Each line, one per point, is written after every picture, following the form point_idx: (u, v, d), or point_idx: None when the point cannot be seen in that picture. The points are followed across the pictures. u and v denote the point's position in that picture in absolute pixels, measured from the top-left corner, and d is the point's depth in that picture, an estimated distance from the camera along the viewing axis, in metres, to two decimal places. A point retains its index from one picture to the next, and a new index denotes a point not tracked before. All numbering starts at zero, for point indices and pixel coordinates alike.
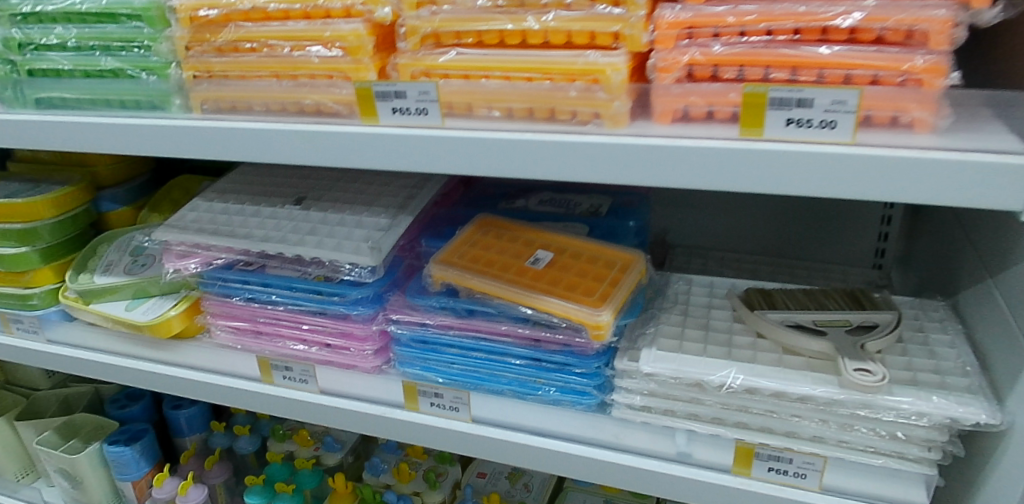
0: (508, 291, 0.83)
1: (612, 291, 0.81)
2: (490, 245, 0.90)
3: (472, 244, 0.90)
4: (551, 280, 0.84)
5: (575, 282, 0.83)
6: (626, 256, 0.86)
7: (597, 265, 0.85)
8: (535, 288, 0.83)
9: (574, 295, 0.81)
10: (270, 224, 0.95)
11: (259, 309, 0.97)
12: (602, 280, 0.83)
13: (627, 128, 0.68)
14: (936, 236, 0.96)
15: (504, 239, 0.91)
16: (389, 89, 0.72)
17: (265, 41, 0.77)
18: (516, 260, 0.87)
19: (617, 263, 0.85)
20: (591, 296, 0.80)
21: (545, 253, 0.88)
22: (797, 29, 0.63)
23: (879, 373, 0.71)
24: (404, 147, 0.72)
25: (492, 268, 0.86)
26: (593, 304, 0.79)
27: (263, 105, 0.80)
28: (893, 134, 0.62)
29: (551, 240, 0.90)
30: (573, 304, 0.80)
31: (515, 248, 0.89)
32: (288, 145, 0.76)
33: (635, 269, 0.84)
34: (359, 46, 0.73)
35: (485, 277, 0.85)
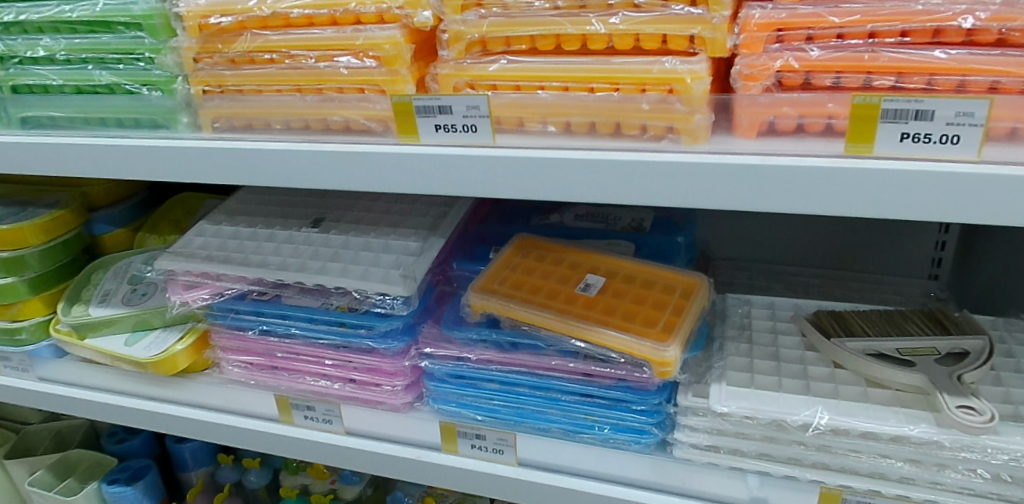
0: (559, 322, 0.74)
1: (677, 321, 0.73)
2: (531, 269, 0.81)
3: (511, 268, 0.82)
4: (606, 309, 0.75)
5: (633, 311, 0.75)
6: (686, 280, 0.78)
7: (655, 292, 0.77)
8: (590, 318, 0.74)
9: (635, 326, 0.73)
10: (287, 250, 0.87)
11: (275, 343, 0.88)
12: (664, 309, 0.74)
13: (707, 144, 0.60)
14: (1008, 244, 0.88)
15: (547, 261, 0.83)
16: (432, 103, 0.64)
17: (287, 51, 0.68)
18: (563, 286, 0.79)
19: (676, 289, 0.77)
20: (654, 327, 0.72)
21: (594, 277, 0.79)
22: (906, 31, 0.56)
23: (987, 412, 0.63)
24: (449, 168, 0.64)
25: (537, 295, 0.77)
26: (659, 337, 0.71)
27: (284, 122, 0.71)
28: (1019, 149, 0.55)
29: (599, 261, 0.82)
30: (635, 337, 0.71)
31: (560, 272, 0.81)
32: (315, 167, 0.68)
33: (699, 295, 0.76)
34: (396, 55, 0.65)
35: (532, 307, 0.76)
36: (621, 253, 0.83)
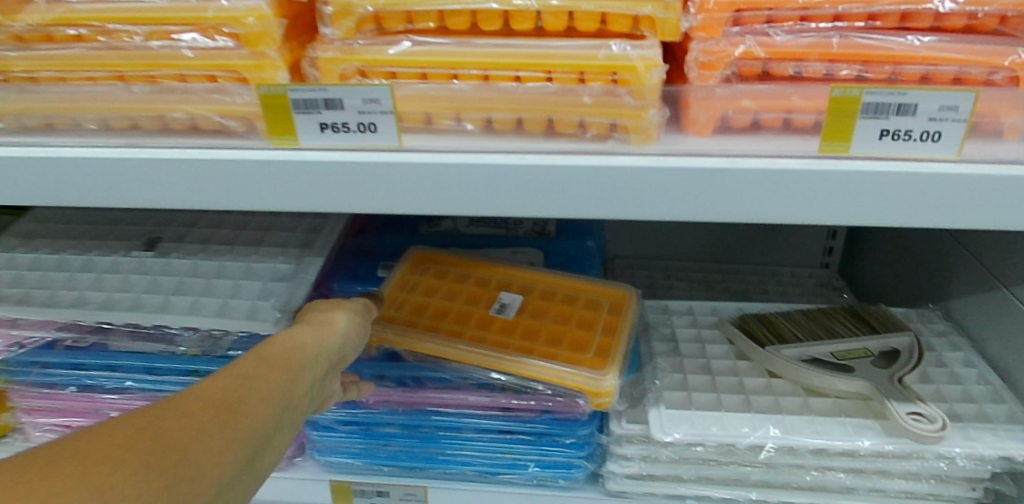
0: (474, 350, 0.62)
1: (610, 343, 0.64)
2: (434, 290, 0.69)
3: (409, 290, 0.69)
4: (527, 333, 0.65)
5: (559, 334, 0.65)
6: (611, 293, 0.70)
7: (579, 309, 0.68)
8: (509, 345, 0.63)
9: (564, 353, 0.63)
10: (113, 283, 0.68)
11: (102, 399, 0.69)
12: (593, 329, 0.65)
13: (659, 145, 0.50)
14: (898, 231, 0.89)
15: (451, 280, 0.71)
16: (314, 96, 0.49)
17: (102, 26, 0.50)
18: (473, 308, 0.67)
19: (603, 304, 0.69)
20: (585, 353, 0.63)
21: (509, 295, 0.69)
22: (873, 14, 0.50)
23: (939, 420, 0.60)
24: (339, 180, 0.50)
25: (444, 322, 0.66)
26: (593, 362, 0.62)
27: (100, 121, 0.53)
28: (984, 146, 0.51)
29: (510, 276, 0.72)
30: (566, 364, 0.61)
31: (468, 292, 0.69)
32: (153, 181, 0.51)
33: (628, 310, 0.68)
34: (262, 32, 0.50)
35: (440, 336, 0.64)
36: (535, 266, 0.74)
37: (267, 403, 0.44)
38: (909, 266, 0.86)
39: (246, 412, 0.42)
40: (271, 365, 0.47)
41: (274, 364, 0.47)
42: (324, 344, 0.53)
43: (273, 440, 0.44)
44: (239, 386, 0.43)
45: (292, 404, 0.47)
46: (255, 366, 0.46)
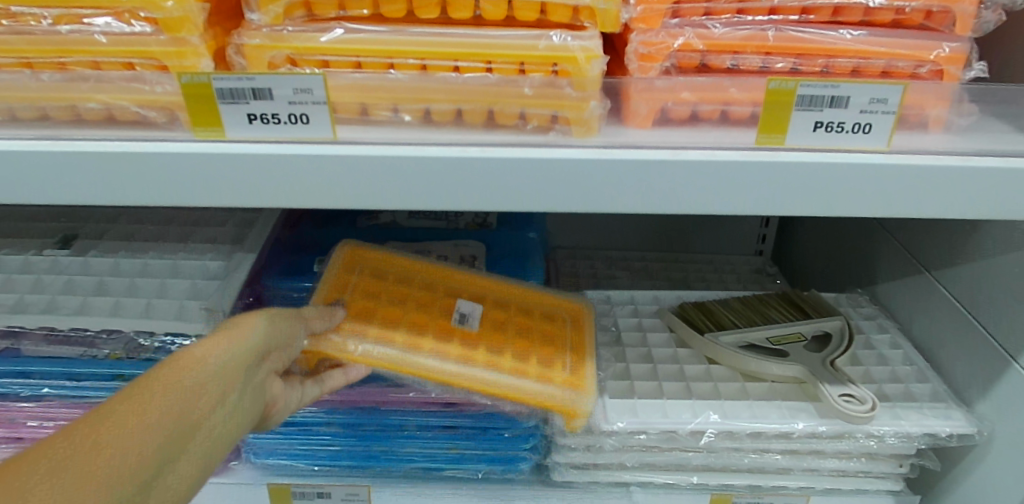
0: (443, 366, 0.59)
1: (581, 363, 0.65)
2: (378, 294, 0.65)
3: (349, 293, 0.64)
4: (492, 346, 0.63)
5: (523, 350, 0.64)
6: (566, 306, 0.71)
7: (539, 323, 0.68)
8: (478, 361, 0.61)
9: (535, 373, 0.62)
10: (26, 283, 0.64)
11: (14, 409, 0.63)
12: (556, 347, 0.66)
13: (600, 137, 0.50)
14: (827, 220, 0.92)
15: (393, 282, 0.67)
16: (241, 85, 0.46)
17: (4, 8, 0.47)
18: (429, 317, 0.64)
19: (562, 319, 0.70)
20: (557, 372, 0.63)
21: (467, 303, 0.66)
22: (807, 7, 0.50)
23: (869, 401, 0.62)
24: (271, 174, 0.47)
25: (400, 330, 0.61)
26: (569, 383, 0.62)
27: (5, 111, 0.49)
28: (911, 137, 0.52)
29: (458, 280, 0.69)
30: (541, 389, 0.61)
31: (417, 298, 0.66)
32: (66, 176, 0.47)
33: (587, 326, 0.69)
34: (182, 17, 0.47)
35: (404, 348, 0.60)
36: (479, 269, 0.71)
37: (145, 438, 0.41)
38: (838, 251, 0.89)
39: (105, 452, 0.40)
40: (151, 389, 0.43)
41: (164, 390, 0.44)
42: (231, 351, 0.49)
43: (167, 469, 0.42)
44: (109, 427, 0.41)
45: (193, 433, 0.44)
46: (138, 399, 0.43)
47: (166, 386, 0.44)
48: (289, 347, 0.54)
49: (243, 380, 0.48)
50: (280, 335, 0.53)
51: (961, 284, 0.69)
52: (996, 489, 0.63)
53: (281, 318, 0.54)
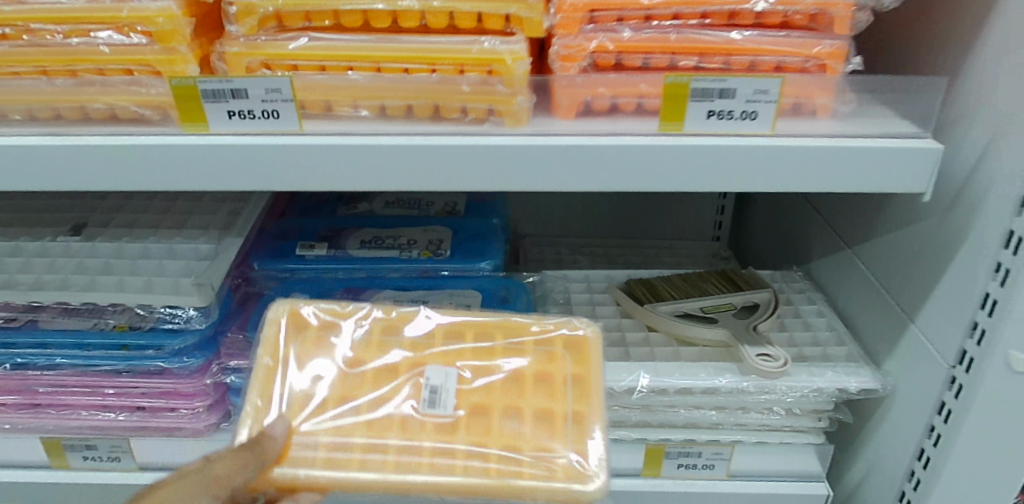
0: (419, 475, 0.57)
1: (585, 416, 0.61)
2: (328, 375, 0.62)
3: (296, 382, 0.61)
4: (477, 423, 0.60)
5: (512, 417, 0.61)
6: (563, 341, 0.65)
7: (529, 368, 0.63)
8: (459, 454, 0.58)
9: (530, 457, 0.59)
10: (41, 264, 0.73)
11: (34, 376, 0.72)
12: (556, 400, 0.62)
13: (529, 127, 0.58)
14: (778, 209, 1.02)
15: (345, 351, 0.63)
16: (221, 87, 0.55)
17: (25, 25, 0.55)
18: (392, 398, 0.61)
19: (561, 355, 0.64)
20: (555, 448, 0.59)
21: (434, 373, 0.62)
22: (706, 13, 0.59)
23: (781, 357, 0.70)
24: (249, 161, 0.56)
25: (361, 427, 0.59)
26: (571, 466, 0.59)
27: (25, 112, 0.58)
28: (800, 122, 0.60)
29: (417, 324, 0.65)
30: (533, 481, 0.57)
31: (375, 373, 0.62)
32: (76, 166, 0.56)
33: (589, 366, 0.63)
34: (173, 30, 0.55)
35: (369, 452, 0.58)
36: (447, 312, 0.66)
37: None
38: (789, 236, 0.99)
39: None
40: None
41: None
42: None
43: None
44: None
45: None
46: None
47: None
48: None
49: None
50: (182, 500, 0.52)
51: (875, 258, 0.78)
52: (900, 437, 0.72)
53: (185, 483, 0.53)
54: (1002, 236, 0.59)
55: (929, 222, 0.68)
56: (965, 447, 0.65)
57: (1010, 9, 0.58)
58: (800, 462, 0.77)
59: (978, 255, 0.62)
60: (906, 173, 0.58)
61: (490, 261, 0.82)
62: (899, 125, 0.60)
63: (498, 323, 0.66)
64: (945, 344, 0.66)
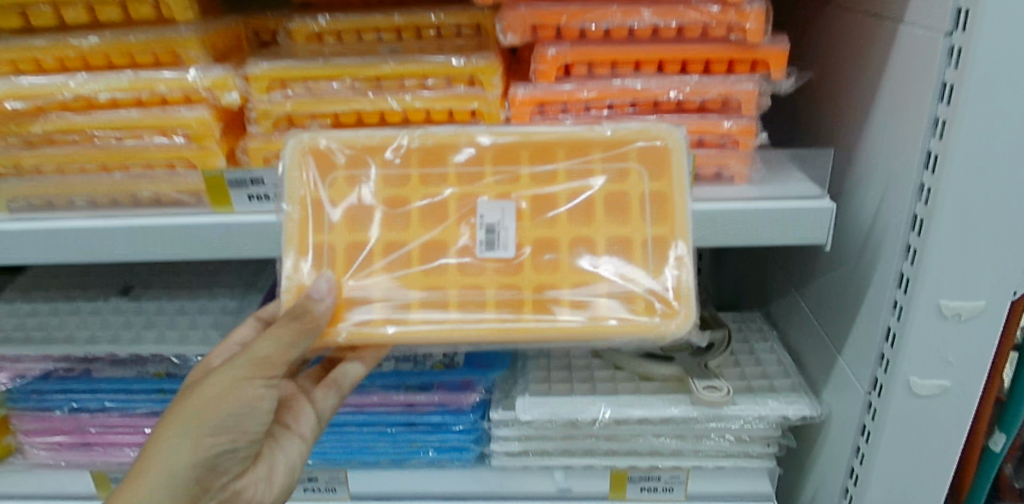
0: (486, 313, 0.64)
1: (669, 240, 0.65)
2: (368, 212, 0.66)
3: (330, 231, 0.66)
4: (547, 258, 0.66)
5: (584, 247, 0.66)
6: (638, 153, 0.66)
7: (598, 192, 0.66)
8: (527, 292, 0.65)
9: (607, 290, 0.65)
10: (95, 321, 0.88)
11: (87, 418, 0.85)
12: (630, 224, 0.66)
13: None
14: (744, 256, 1.13)
15: (382, 187, 0.67)
16: (244, 176, 0.69)
17: (92, 132, 0.69)
18: (453, 235, 0.66)
19: (636, 171, 0.66)
20: (630, 278, 0.65)
21: (488, 210, 0.66)
22: (634, 102, 0.71)
23: (725, 388, 0.81)
24: (264, 234, 0.69)
25: (413, 264, 0.66)
26: (657, 301, 0.65)
27: (88, 200, 0.71)
28: (719, 187, 0.72)
29: (469, 148, 0.67)
30: (614, 321, 0.64)
31: (423, 205, 0.66)
32: (128, 242, 0.69)
33: (664, 177, 0.66)
34: (205, 132, 0.69)
35: (426, 298, 0.65)
36: (492, 129, 0.67)
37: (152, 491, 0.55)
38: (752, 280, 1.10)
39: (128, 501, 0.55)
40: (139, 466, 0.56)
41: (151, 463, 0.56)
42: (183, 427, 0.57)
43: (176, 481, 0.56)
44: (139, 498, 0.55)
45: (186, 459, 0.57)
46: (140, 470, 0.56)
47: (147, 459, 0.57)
48: (263, 400, 0.60)
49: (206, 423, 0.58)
50: (241, 397, 0.59)
51: (813, 298, 0.88)
52: (837, 459, 0.82)
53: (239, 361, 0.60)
54: (896, 278, 0.70)
55: (846, 266, 0.79)
56: (884, 464, 0.75)
57: (890, 90, 0.70)
58: (753, 485, 0.86)
59: (880, 295, 0.72)
60: (812, 227, 0.69)
61: None
62: (806, 187, 0.71)
63: (562, 141, 0.66)
64: (863, 374, 0.76)
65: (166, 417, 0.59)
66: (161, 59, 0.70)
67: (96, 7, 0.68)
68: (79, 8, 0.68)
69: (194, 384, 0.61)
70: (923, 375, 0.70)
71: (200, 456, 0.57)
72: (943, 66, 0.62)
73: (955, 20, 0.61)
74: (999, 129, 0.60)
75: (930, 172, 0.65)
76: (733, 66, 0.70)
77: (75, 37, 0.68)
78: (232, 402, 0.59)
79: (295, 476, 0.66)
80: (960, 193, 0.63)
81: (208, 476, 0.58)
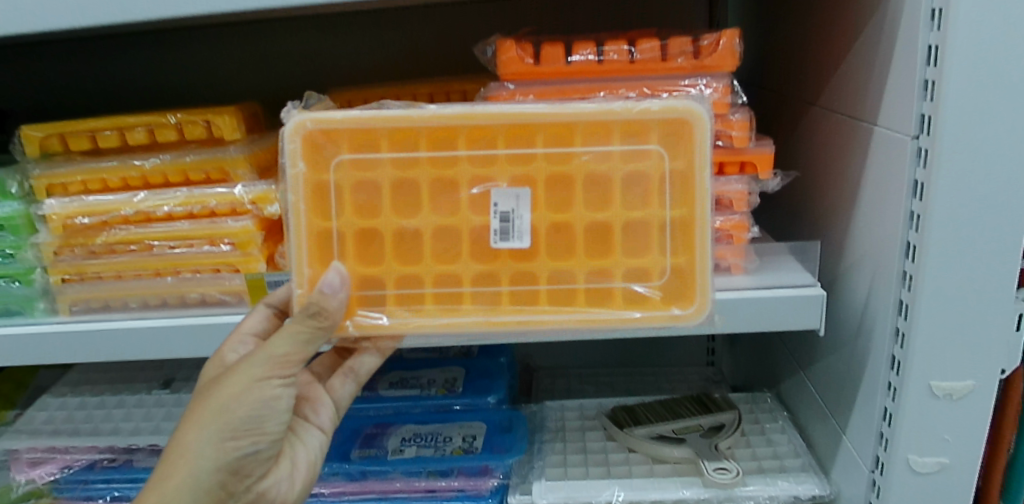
0: (498, 307, 0.64)
1: (687, 222, 0.63)
2: (376, 197, 0.63)
3: (338, 215, 0.63)
4: (561, 240, 0.63)
5: (601, 231, 0.64)
6: (656, 133, 0.62)
7: (613, 173, 0.63)
8: (542, 284, 0.64)
9: (622, 277, 0.64)
10: (139, 413, 0.94)
11: None
12: (647, 207, 0.63)
13: None
14: (755, 337, 1.17)
15: (389, 169, 0.63)
16: (282, 277, 0.76)
17: (148, 242, 0.77)
18: (463, 218, 0.63)
19: (656, 151, 0.62)
20: (645, 263, 0.64)
21: (502, 198, 0.62)
22: None
23: (734, 470, 0.84)
24: None
25: (426, 256, 0.64)
26: (672, 291, 0.64)
27: (141, 302, 0.79)
28: (718, 277, 0.78)
29: (480, 135, 0.62)
30: (627, 313, 0.64)
31: (434, 191, 0.63)
32: (175, 340, 0.75)
33: (683, 161, 0.62)
34: (248, 240, 0.77)
35: (439, 289, 0.64)
36: (505, 107, 0.61)
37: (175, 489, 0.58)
38: (763, 361, 1.13)
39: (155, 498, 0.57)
40: (163, 463, 0.58)
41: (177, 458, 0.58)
42: (205, 427, 0.59)
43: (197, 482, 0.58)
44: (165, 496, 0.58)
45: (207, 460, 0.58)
46: (168, 466, 0.58)
47: (173, 455, 0.58)
48: (281, 398, 0.61)
49: (227, 424, 0.59)
50: (260, 398, 0.59)
51: (817, 378, 0.92)
52: None
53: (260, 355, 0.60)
54: (888, 360, 0.74)
55: (845, 349, 0.83)
56: None
57: (871, 184, 0.76)
58: None
59: (875, 376, 0.76)
60: (806, 314, 0.74)
61: (495, 395, 0.99)
62: (798, 277, 0.76)
63: (579, 119, 0.61)
64: (866, 453, 0.79)
65: (189, 417, 0.60)
66: (212, 176, 0.78)
67: (157, 130, 0.78)
68: (142, 131, 0.78)
69: (213, 381, 0.61)
70: (921, 453, 0.74)
71: (223, 460, 0.59)
72: (913, 165, 0.68)
73: (920, 125, 0.67)
74: (990, 165, 0.65)
75: (910, 261, 0.70)
76: (723, 167, 0.76)
77: (138, 159, 0.77)
78: (252, 403, 0.59)
79: (316, 468, 0.69)
80: (938, 280, 0.68)
81: (231, 478, 0.60)
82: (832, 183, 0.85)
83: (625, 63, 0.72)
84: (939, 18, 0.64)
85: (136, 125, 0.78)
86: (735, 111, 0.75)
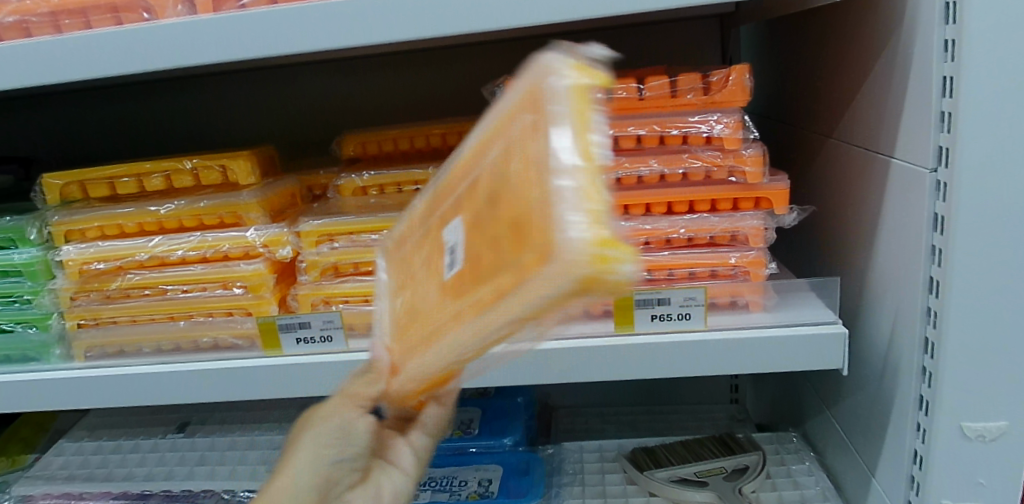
0: (455, 333, 0.54)
1: (524, 181, 0.50)
2: (422, 263, 0.61)
3: (398, 296, 0.64)
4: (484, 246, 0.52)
5: (497, 227, 0.51)
6: (524, 108, 0.53)
7: (545, 141, 0.49)
8: (477, 295, 0.53)
9: (507, 263, 0.49)
10: (153, 458, 0.94)
11: None
12: (512, 184, 0.51)
13: None
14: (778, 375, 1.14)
15: (426, 237, 0.62)
16: (293, 320, 0.75)
17: (160, 286, 0.78)
18: (440, 260, 0.58)
19: (524, 124, 0.52)
20: (518, 241, 0.49)
21: (452, 229, 0.57)
22: (649, 239, 0.76)
23: None
24: (310, 380, 0.74)
25: (430, 300, 0.58)
26: (534, 250, 0.47)
27: (154, 347, 0.79)
28: (734, 315, 0.76)
29: (450, 181, 0.60)
30: (515, 300, 0.49)
31: (433, 247, 0.60)
32: (186, 385, 0.75)
33: (544, 120, 0.50)
34: (260, 283, 0.77)
35: (427, 326, 0.57)
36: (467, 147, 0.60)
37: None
38: (788, 399, 1.11)
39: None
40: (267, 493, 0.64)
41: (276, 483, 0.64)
42: (300, 456, 0.64)
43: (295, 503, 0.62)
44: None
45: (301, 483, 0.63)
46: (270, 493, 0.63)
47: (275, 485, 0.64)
48: (360, 422, 0.65)
49: (315, 449, 0.64)
50: (339, 420, 0.65)
51: (843, 418, 0.89)
52: None
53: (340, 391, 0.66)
54: (916, 400, 0.71)
55: (871, 387, 0.80)
56: None
57: (892, 216, 0.74)
58: None
59: (902, 416, 0.74)
60: (828, 353, 0.72)
61: (511, 437, 0.97)
62: (818, 313, 0.74)
63: (495, 128, 0.56)
64: (898, 499, 0.76)
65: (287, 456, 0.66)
66: (226, 220, 0.79)
67: (173, 176, 0.79)
68: (159, 178, 0.79)
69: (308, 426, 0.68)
70: (955, 498, 0.71)
71: (315, 484, 0.64)
72: (932, 199, 0.67)
73: (938, 158, 0.66)
74: (1015, 195, 0.63)
75: (934, 297, 0.68)
76: (738, 203, 0.76)
77: (155, 204, 0.78)
78: (332, 425, 0.65)
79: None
80: (965, 317, 0.66)
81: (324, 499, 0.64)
82: (851, 217, 0.84)
83: (634, 100, 0.72)
84: (951, 50, 0.63)
85: (153, 172, 0.79)
86: (747, 146, 0.74)
